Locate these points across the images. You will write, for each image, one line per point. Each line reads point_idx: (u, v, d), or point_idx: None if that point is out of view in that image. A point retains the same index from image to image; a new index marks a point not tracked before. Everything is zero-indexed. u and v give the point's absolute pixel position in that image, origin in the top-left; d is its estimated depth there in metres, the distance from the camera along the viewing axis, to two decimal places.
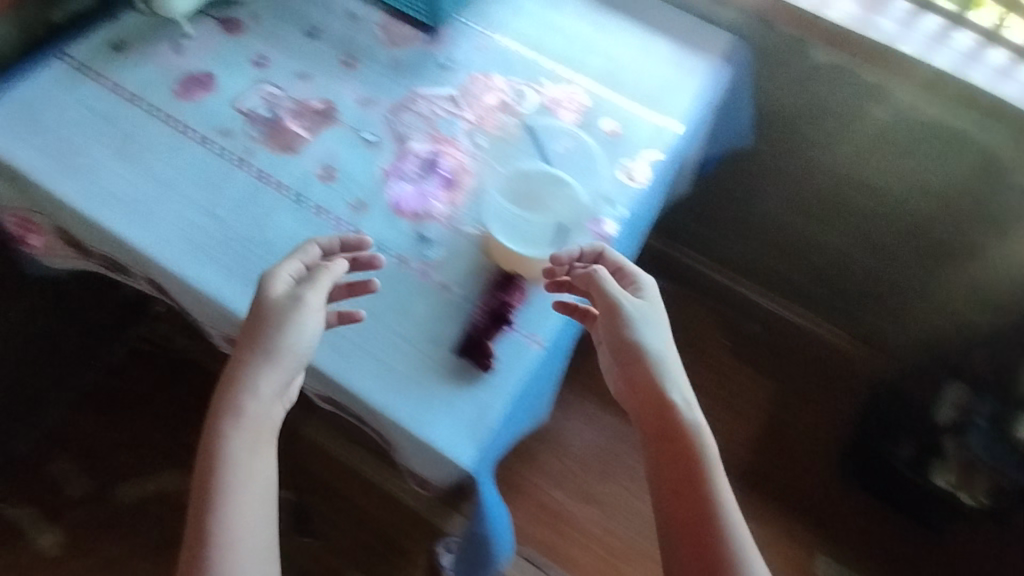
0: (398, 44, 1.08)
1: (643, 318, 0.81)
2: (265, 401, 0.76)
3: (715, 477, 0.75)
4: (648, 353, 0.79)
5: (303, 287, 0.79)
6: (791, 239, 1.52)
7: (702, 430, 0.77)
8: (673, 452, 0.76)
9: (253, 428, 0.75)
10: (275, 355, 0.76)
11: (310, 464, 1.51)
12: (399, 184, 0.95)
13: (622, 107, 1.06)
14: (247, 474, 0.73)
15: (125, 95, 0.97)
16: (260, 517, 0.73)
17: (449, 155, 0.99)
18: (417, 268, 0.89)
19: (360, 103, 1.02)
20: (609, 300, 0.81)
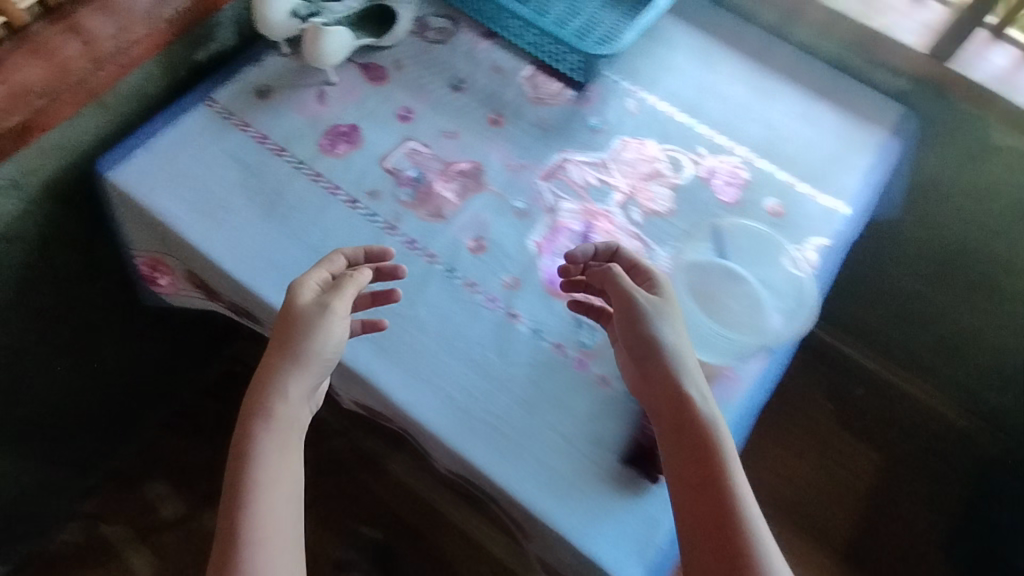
0: (546, 101, 1.02)
1: (661, 316, 0.75)
2: (294, 399, 0.72)
3: (740, 486, 0.68)
4: (667, 354, 0.73)
5: (332, 295, 0.76)
6: (920, 311, 1.41)
7: (726, 437, 0.70)
8: (697, 461, 0.69)
9: (280, 426, 0.71)
10: (302, 352, 0.73)
11: (395, 504, 1.47)
12: (552, 260, 0.89)
13: (784, 184, 0.99)
14: (273, 482, 0.69)
15: (271, 147, 0.94)
16: (283, 528, 0.68)
17: (603, 229, 0.93)
18: (574, 358, 0.83)
19: (508, 166, 0.96)
20: (626, 299, 0.76)
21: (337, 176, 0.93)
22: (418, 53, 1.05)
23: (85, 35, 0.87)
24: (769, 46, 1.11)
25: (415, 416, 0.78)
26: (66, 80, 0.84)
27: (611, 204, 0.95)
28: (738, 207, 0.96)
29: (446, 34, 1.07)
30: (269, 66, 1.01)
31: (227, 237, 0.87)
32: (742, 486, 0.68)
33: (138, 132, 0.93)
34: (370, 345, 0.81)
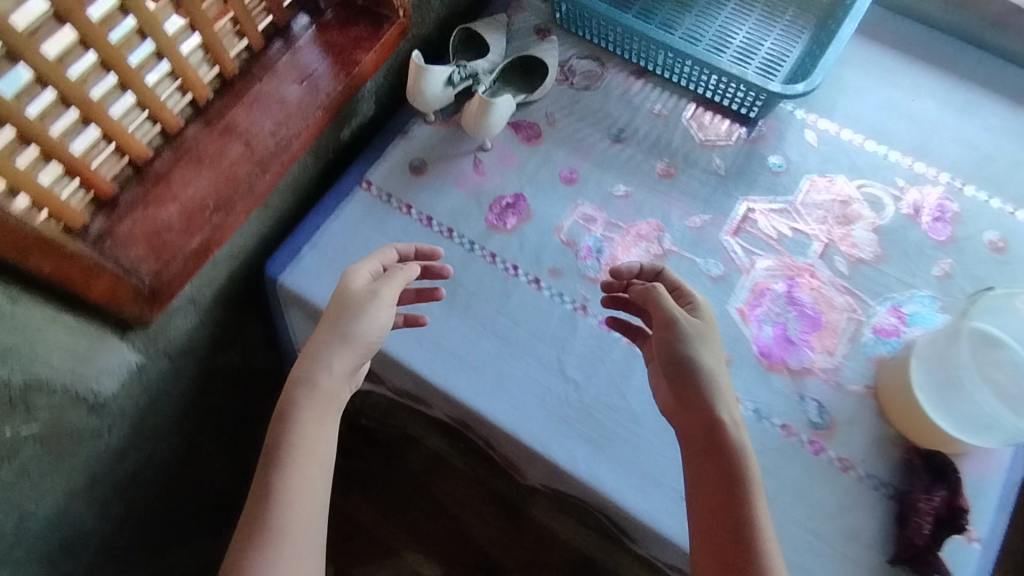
0: (717, 143, 0.93)
1: (700, 339, 0.69)
2: (334, 382, 0.68)
3: (760, 521, 0.61)
4: (701, 375, 0.67)
5: (381, 285, 0.73)
6: None
7: (752, 466, 0.64)
8: (721, 480, 0.63)
9: (319, 402, 0.67)
10: (348, 336, 0.70)
11: None
12: (762, 329, 0.82)
13: (1002, 214, 0.88)
14: (308, 454, 0.65)
15: (439, 230, 0.88)
16: (312, 504, 0.64)
17: (809, 287, 0.84)
18: (809, 441, 0.75)
19: (691, 223, 0.88)
20: (667, 321, 0.70)
21: (513, 254, 0.86)
22: (569, 103, 0.97)
23: (243, 134, 0.83)
24: (947, 52, 1.00)
25: (653, 524, 0.71)
26: (236, 185, 0.80)
27: (812, 256, 0.86)
28: (953, 245, 0.86)
29: (594, 77, 0.98)
30: (418, 137, 0.94)
31: (413, 335, 0.81)
32: (761, 521, 0.61)
33: (299, 228, 0.89)
34: (587, 445, 0.75)
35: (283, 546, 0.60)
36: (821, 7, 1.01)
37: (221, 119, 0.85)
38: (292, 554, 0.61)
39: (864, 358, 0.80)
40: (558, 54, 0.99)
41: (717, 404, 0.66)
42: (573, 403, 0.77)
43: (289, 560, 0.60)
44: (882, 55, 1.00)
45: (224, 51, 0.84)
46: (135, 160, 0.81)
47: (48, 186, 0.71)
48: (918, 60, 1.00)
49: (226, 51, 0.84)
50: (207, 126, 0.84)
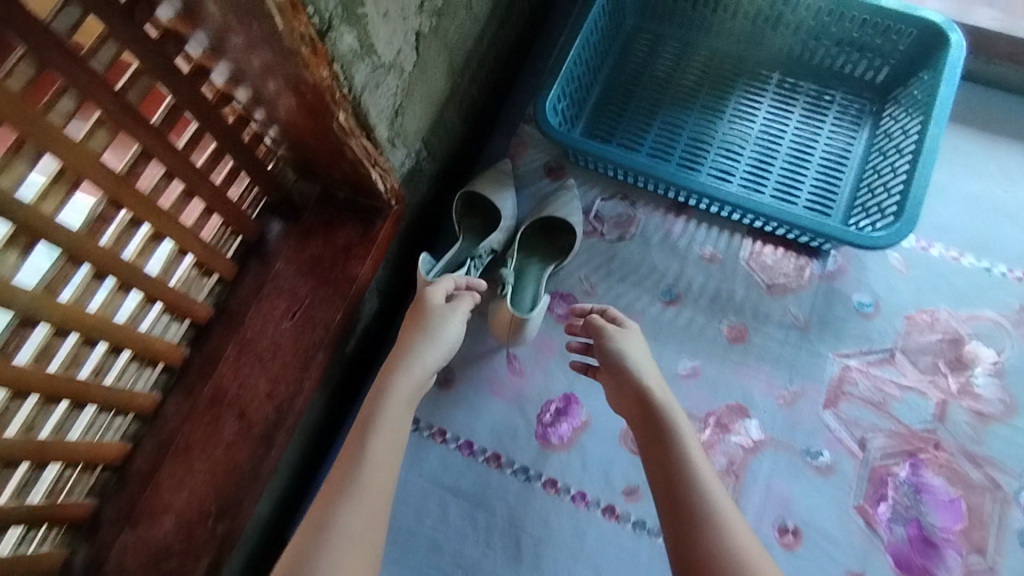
0: (788, 286, 0.78)
1: (623, 340, 0.67)
2: (415, 381, 0.61)
3: (709, 493, 0.53)
4: (628, 372, 0.64)
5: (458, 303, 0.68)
6: None
7: (690, 441, 0.57)
8: (663, 455, 0.57)
9: (410, 391, 0.61)
10: (437, 336, 0.65)
11: None
12: (892, 528, 0.68)
13: None
14: (395, 431, 0.58)
15: (485, 458, 0.74)
16: (383, 493, 0.53)
17: (937, 463, 0.70)
18: None
19: (779, 398, 0.74)
20: (600, 331, 0.68)
21: (577, 476, 0.73)
22: (604, 261, 0.82)
23: (235, 400, 0.69)
24: None
25: None
26: (237, 475, 0.67)
27: (932, 421, 0.72)
28: None
29: (627, 223, 0.83)
30: None
31: None
32: (712, 493, 0.53)
33: None
34: None
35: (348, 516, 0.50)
36: (876, 88, 0.85)
37: (205, 382, 0.71)
38: (353, 531, 0.49)
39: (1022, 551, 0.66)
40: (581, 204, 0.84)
41: (648, 389, 0.62)
42: None
43: (356, 505, 0.51)
44: (963, 134, 0.84)
45: (193, 303, 0.69)
46: (111, 462, 0.67)
47: (11, 553, 0.58)
48: (1008, 133, 0.83)
49: (195, 301, 0.69)
50: (190, 394, 0.70)
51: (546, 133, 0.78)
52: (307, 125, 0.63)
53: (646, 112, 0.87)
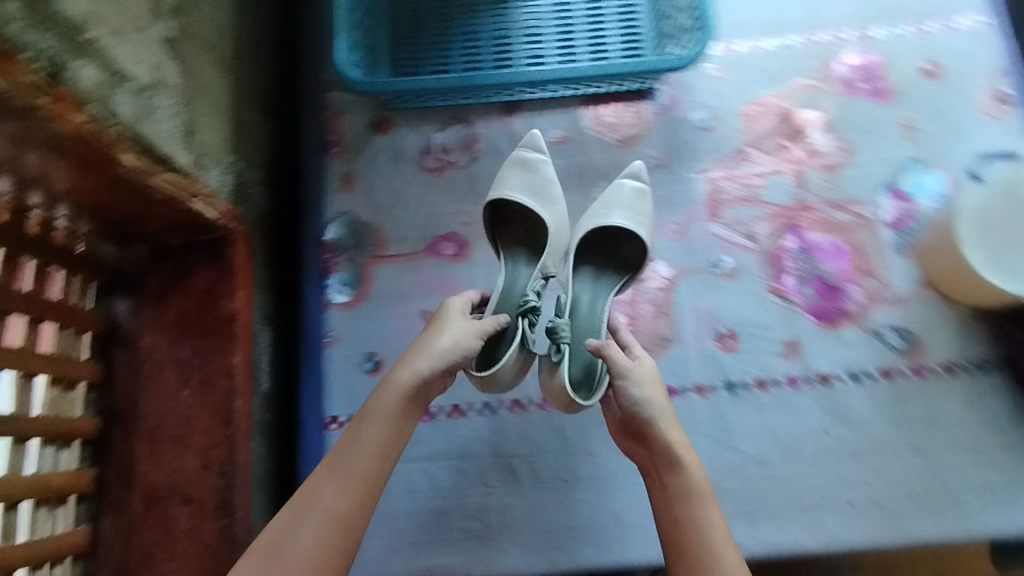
0: (635, 133, 0.82)
1: (636, 380, 0.60)
2: (412, 386, 0.59)
3: (719, 540, 0.53)
4: (642, 415, 0.59)
5: (459, 331, 0.61)
6: None
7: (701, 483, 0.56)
8: (683, 512, 0.55)
9: (367, 456, 0.57)
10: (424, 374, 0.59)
11: None
12: (803, 291, 0.76)
13: (920, 38, 0.84)
14: (336, 502, 0.55)
15: (446, 414, 0.73)
16: (354, 512, 0.55)
17: (812, 223, 0.79)
18: (909, 369, 0.73)
19: (671, 233, 0.79)
20: (618, 368, 0.60)
21: (536, 387, 0.74)
22: (467, 187, 0.81)
23: (173, 488, 0.63)
24: None
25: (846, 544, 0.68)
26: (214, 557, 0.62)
27: (795, 192, 0.80)
28: (900, 99, 0.83)
29: (472, 143, 0.82)
30: (343, 331, 0.76)
31: (512, 540, 0.69)
32: (718, 537, 0.54)
33: None
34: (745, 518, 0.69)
35: (300, 542, 0.52)
36: None
37: (133, 490, 0.64)
38: None
39: (900, 257, 0.77)
40: (645, 203, 0.73)
41: (662, 429, 0.58)
42: None
43: None
44: None
45: (74, 422, 0.61)
46: None
47: None
48: None
49: (74, 418, 0.61)
50: (124, 510, 0.63)
51: (356, 87, 0.76)
52: (96, 182, 0.55)
53: (440, 31, 0.86)
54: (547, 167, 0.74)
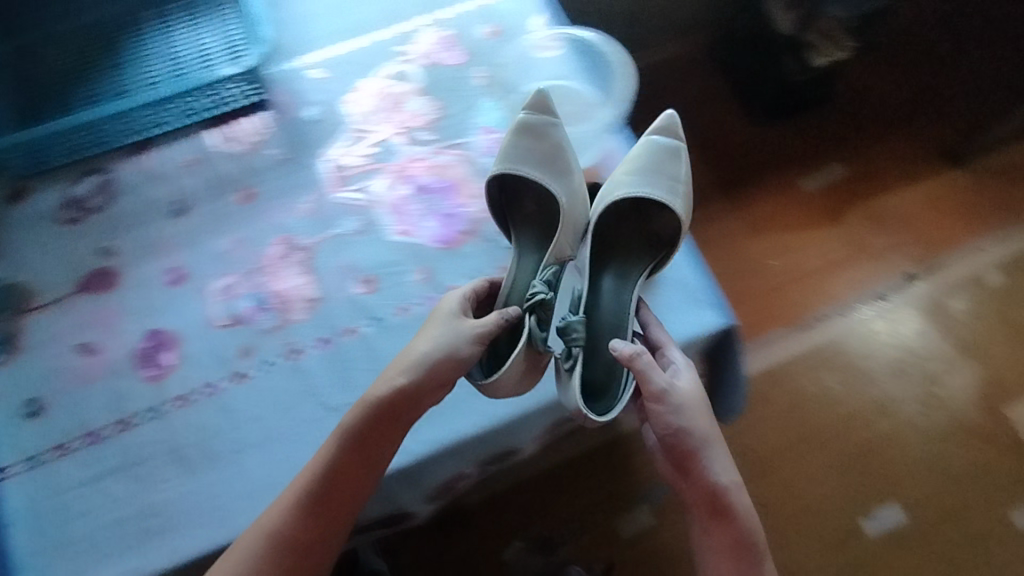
0: (256, 140, 0.92)
1: (678, 410, 0.79)
2: (391, 381, 0.71)
3: (739, 502, 0.81)
4: (686, 433, 0.79)
5: (453, 332, 0.73)
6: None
7: (726, 477, 0.81)
8: (714, 498, 0.81)
9: (335, 470, 0.71)
10: (409, 373, 0.71)
11: (517, 503, 1.48)
12: (424, 227, 0.87)
13: (479, 7, 1.01)
14: (298, 513, 0.70)
15: (113, 430, 0.78)
16: (309, 516, 0.71)
17: (423, 170, 0.90)
18: (521, 263, 0.85)
19: (304, 212, 0.88)
20: (664, 394, 0.78)
21: (197, 377, 0.80)
22: (108, 226, 0.88)
23: None
24: None
25: None
26: None
27: (403, 150, 0.91)
28: (472, 56, 0.97)
29: (107, 187, 0.89)
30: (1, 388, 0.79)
31: (196, 518, 0.74)
32: (757, 530, 0.82)
33: None
34: None
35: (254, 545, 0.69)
36: None
37: None
38: None
39: None
40: (669, 170, 0.91)
41: (702, 441, 0.79)
42: None
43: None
44: None
45: None
46: None
47: None
48: None
49: None
50: None
51: None
52: None
53: (61, 103, 0.94)
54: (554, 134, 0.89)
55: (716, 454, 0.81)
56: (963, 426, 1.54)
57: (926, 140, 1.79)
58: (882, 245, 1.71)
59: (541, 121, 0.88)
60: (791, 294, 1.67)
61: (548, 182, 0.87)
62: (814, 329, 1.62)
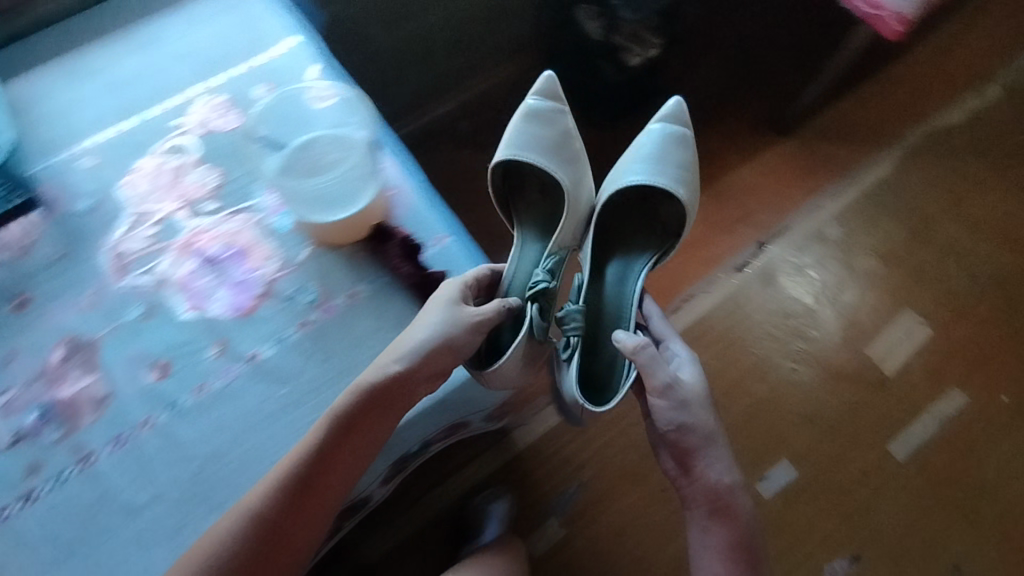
0: (27, 243, 0.88)
1: (693, 409, 1.08)
2: (397, 359, 0.77)
3: (746, 510, 1.13)
4: (692, 424, 1.08)
5: (452, 318, 0.80)
6: (425, 34, 1.65)
7: (717, 464, 1.11)
8: (714, 489, 1.11)
9: (326, 450, 0.73)
10: (412, 354, 0.77)
11: (429, 544, 1.46)
12: (215, 298, 0.84)
13: (250, 70, 1.01)
14: (284, 497, 0.72)
15: None
16: (295, 499, 0.73)
17: (209, 240, 0.88)
18: (319, 315, 0.83)
19: (85, 308, 0.84)
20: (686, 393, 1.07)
21: None
22: None
23: None
24: (96, 18, 1.05)
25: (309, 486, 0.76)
26: None
27: (186, 225, 0.89)
28: (248, 118, 0.96)
29: None
30: None
31: None
32: (725, 490, 1.12)
33: None
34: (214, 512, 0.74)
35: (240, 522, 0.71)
36: None
37: None
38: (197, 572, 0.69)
39: (289, 232, 0.88)
40: (662, 170, 1.25)
41: (706, 436, 1.09)
42: (170, 511, 0.74)
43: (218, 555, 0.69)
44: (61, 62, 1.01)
45: None
46: None
47: None
48: (90, 39, 1.03)
49: None
50: None
51: None
52: None
53: None
54: (556, 134, 1.25)
55: (724, 459, 1.12)
56: (832, 373, 1.63)
57: (752, 115, 1.91)
58: (730, 220, 1.81)
59: (549, 116, 1.26)
60: (655, 282, 1.75)
61: (554, 167, 1.23)
62: (682, 311, 1.70)
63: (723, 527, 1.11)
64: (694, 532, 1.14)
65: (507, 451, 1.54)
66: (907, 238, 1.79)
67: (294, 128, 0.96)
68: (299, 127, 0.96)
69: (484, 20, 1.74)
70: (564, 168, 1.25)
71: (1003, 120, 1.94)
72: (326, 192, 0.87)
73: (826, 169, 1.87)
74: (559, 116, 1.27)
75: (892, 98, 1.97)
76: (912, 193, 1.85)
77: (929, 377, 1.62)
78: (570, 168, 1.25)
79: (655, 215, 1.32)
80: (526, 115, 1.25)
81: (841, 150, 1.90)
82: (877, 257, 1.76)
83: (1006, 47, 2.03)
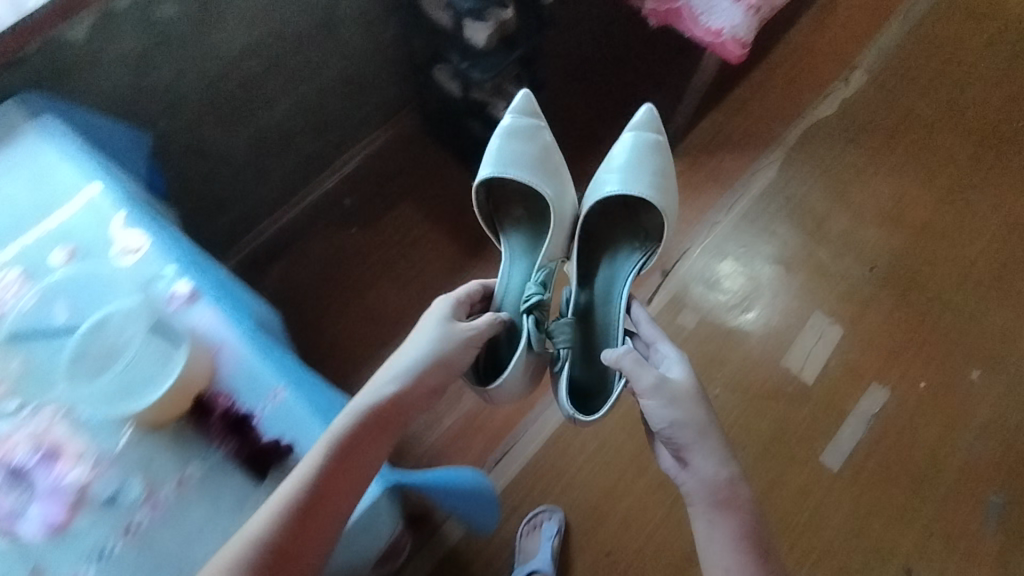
0: None
1: (687, 407, 1.03)
2: (397, 373, 0.90)
3: (753, 513, 1.02)
4: (687, 421, 1.03)
5: (449, 330, 0.98)
6: (281, 124, 1.57)
7: (718, 465, 1.03)
8: (714, 487, 1.02)
9: (324, 472, 0.74)
10: (411, 366, 0.91)
11: None
12: (24, 519, 0.73)
13: (47, 233, 0.90)
14: (290, 517, 0.70)
15: None
16: (299, 520, 0.71)
17: (12, 448, 0.76)
18: (147, 513, 0.74)
19: None
20: (680, 390, 1.04)
21: None
22: None
23: None
24: None
25: None
26: None
27: None
28: (46, 290, 0.86)
29: None
30: None
31: None
32: (730, 491, 1.02)
33: None
34: None
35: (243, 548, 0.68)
36: None
37: None
38: None
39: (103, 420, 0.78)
40: (640, 183, 1.35)
41: (703, 433, 1.02)
42: None
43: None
44: None
45: None
46: None
47: None
48: None
49: None
50: None
51: None
52: None
53: None
54: (536, 150, 1.39)
55: (727, 457, 1.04)
56: (754, 390, 1.61)
57: None
58: None
59: (533, 134, 1.40)
60: None
61: (538, 182, 1.36)
62: None
63: (729, 524, 1.01)
64: (706, 534, 1.02)
65: (445, 546, 1.45)
66: (803, 236, 1.81)
67: (95, 303, 0.85)
68: (101, 300, 0.85)
69: (341, 96, 1.67)
70: (547, 182, 1.37)
71: (871, 103, 1.99)
72: (127, 377, 0.77)
73: (715, 181, 1.87)
74: (537, 136, 1.39)
75: (765, 98, 1.99)
76: (800, 190, 1.87)
77: (850, 377, 1.63)
78: (552, 182, 1.36)
79: (633, 223, 1.44)
80: (503, 134, 1.36)
81: (726, 159, 1.91)
82: (779, 262, 1.76)
83: (861, 31, 2.09)
